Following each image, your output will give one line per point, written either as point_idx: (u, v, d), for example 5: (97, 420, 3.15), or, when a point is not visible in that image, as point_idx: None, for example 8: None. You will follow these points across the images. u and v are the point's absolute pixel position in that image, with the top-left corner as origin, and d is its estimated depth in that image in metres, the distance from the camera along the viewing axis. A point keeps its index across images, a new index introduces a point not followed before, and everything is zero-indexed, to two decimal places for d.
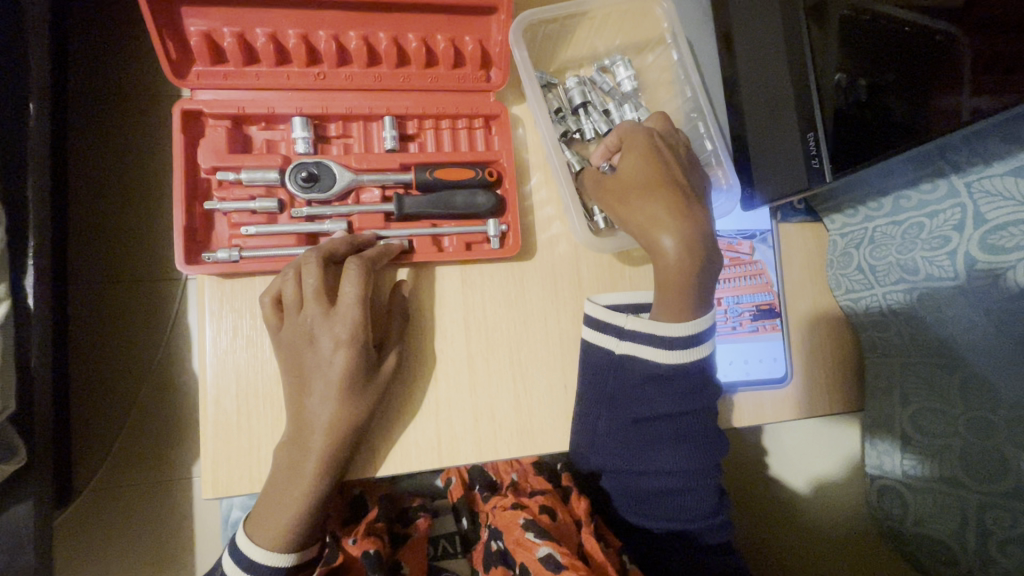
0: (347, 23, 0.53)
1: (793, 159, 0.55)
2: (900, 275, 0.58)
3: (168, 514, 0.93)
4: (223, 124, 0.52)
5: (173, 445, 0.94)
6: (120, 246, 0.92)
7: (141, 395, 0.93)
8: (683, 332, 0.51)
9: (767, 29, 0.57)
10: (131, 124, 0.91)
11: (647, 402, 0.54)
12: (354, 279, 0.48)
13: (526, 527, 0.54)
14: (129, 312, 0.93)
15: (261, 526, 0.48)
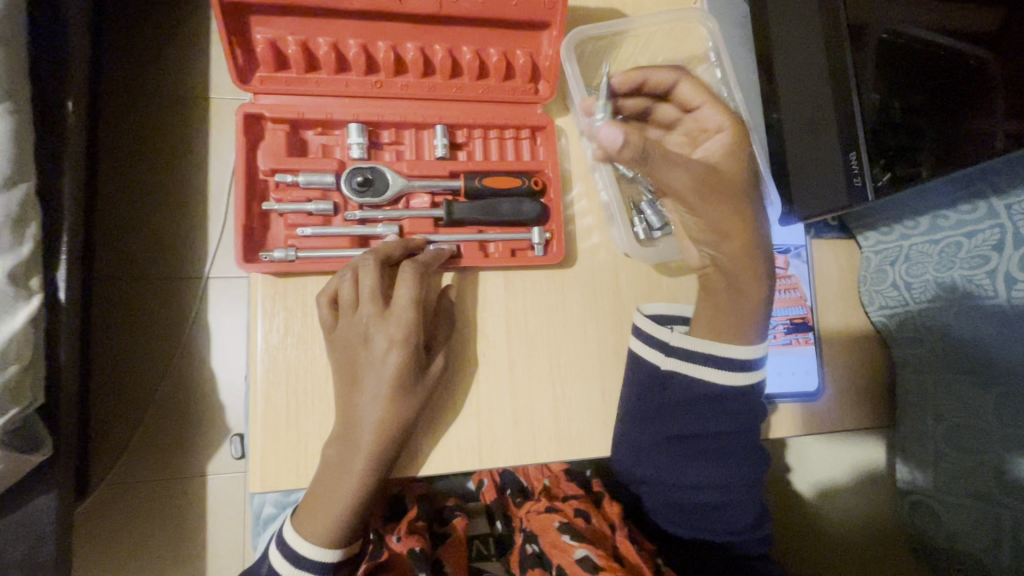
0: (405, 35, 0.55)
1: (833, 177, 0.57)
2: (937, 292, 0.59)
3: (190, 509, 0.94)
4: (282, 128, 0.54)
5: (195, 441, 0.94)
6: (152, 243, 0.94)
7: (167, 391, 0.94)
8: (741, 354, 0.53)
9: (809, 50, 0.58)
10: (171, 125, 0.94)
11: (694, 416, 0.55)
12: (411, 283, 0.50)
13: (561, 532, 0.55)
14: (159, 309, 0.94)
15: (310, 523, 0.49)
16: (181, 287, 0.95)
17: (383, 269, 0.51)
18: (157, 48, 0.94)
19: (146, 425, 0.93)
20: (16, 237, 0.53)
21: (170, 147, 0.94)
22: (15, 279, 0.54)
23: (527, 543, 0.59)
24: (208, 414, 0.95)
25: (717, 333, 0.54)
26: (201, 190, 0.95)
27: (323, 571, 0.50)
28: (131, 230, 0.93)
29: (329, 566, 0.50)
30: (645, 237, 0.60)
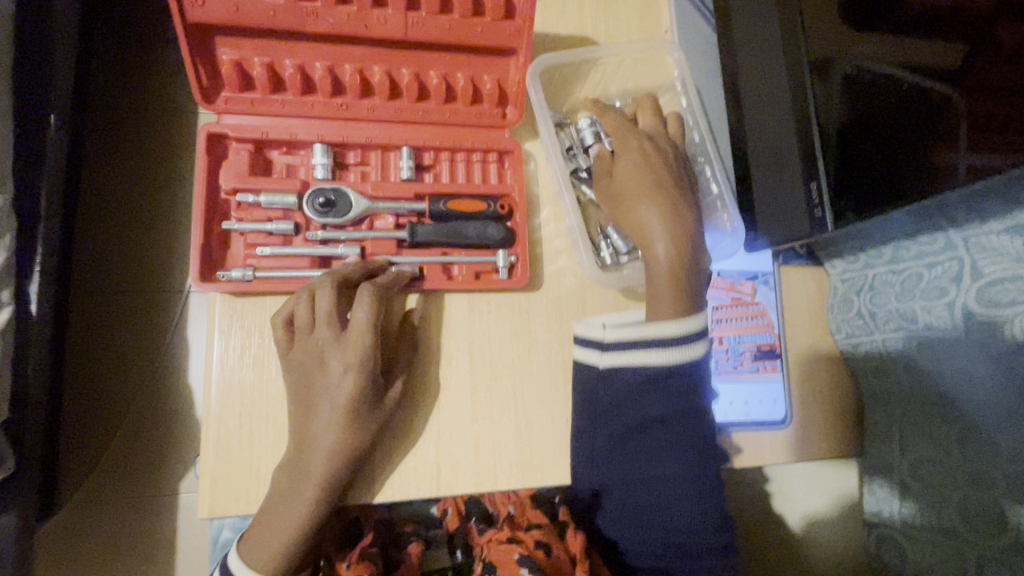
0: (372, 58, 0.55)
1: (796, 206, 0.57)
2: (900, 324, 0.59)
3: (151, 531, 0.91)
4: (246, 147, 0.54)
5: (162, 461, 0.92)
6: (125, 257, 0.93)
7: (133, 409, 0.92)
8: (673, 328, 0.51)
9: (775, 82, 0.59)
10: (155, 145, 0.94)
11: (636, 408, 0.52)
12: (362, 314, 0.48)
13: (521, 563, 0.51)
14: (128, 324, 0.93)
15: (252, 548, 0.48)
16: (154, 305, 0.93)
17: (340, 291, 0.51)
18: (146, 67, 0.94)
19: (112, 444, 0.91)
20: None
21: (154, 164, 0.93)
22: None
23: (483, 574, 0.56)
24: (177, 434, 0.93)
25: (665, 309, 0.52)
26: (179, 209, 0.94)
27: None
28: (114, 246, 0.93)
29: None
30: (612, 262, 0.60)
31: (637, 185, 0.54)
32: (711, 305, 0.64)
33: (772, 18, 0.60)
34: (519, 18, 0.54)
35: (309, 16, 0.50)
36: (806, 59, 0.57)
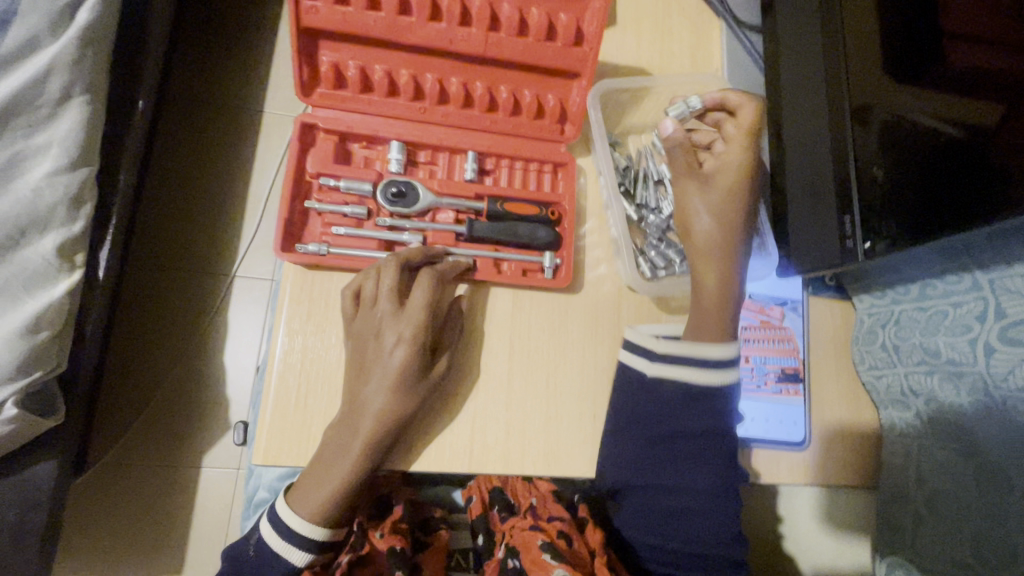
0: (452, 70, 0.62)
1: (827, 237, 0.61)
2: (922, 356, 0.61)
3: (187, 470, 1.12)
4: (332, 138, 0.61)
5: (201, 412, 1.13)
6: (197, 246, 1.19)
7: (182, 366, 1.14)
8: (720, 355, 0.57)
9: (817, 123, 0.64)
10: (226, 159, 1.21)
11: (672, 418, 0.58)
12: (419, 301, 0.53)
13: (543, 550, 0.54)
14: (187, 300, 1.17)
15: (302, 500, 0.53)
16: (209, 284, 1.18)
17: (403, 271, 0.56)
18: (235, 104, 1.23)
19: (160, 394, 1.13)
20: (72, 214, 0.64)
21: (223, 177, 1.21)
22: (62, 254, 0.64)
23: (508, 556, 0.57)
24: (211, 393, 1.14)
25: (705, 335, 0.58)
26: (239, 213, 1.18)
27: (314, 550, 0.54)
28: (185, 237, 1.18)
29: (314, 546, 0.54)
30: (651, 274, 0.64)
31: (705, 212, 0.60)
32: (741, 325, 0.67)
33: (816, 64, 0.65)
34: (586, 46, 0.60)
35: (403, 29, 0.57)
36: (847, 101, 0.61)
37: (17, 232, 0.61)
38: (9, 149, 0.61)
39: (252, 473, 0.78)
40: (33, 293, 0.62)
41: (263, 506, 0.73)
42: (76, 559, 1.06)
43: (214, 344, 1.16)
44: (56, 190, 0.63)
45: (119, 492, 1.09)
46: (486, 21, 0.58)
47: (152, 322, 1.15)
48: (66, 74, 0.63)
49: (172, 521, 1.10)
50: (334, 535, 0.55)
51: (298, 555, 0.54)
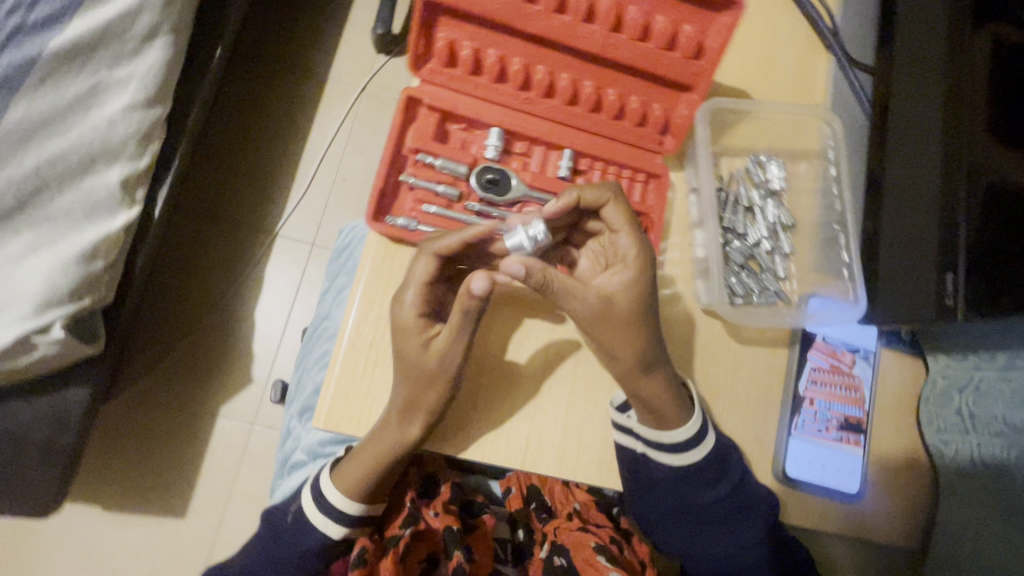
0: (564, 65, 0.61)
1: (923, 294, 0.58)
2: (1002, 428, 0.61)
3: (199, 421, 1.12)
4: (435, 115, 0.60)
5: (223, 365, 1.14)
6: (246, 201, 1.20)
7: (211, 317, 1.15)
8: (689, 435, 0.59)
9: (924, 174, 0.62)
10: (285, 119, 1.23)
11: (681, 493, 0.62)
12: (475, 289, 0.51)
13: (597, 551, 0.56)
14: (224, 253, 1.18)
15: (345, 474, 0.57)
16: (251, 239, 1.19)
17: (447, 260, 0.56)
18: (299, 65, 1.25)
19: (187, 341, 1.14)
20: (139, 149, 0.70)
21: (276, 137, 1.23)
22: (125, 187, 0.70)
23: (554, 554, 0.58)
24: (234, 348, 1.15)
25: (669, 431, 0.59)
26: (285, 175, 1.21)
27: (350, 525, 0.57)
28: (232, 191, 1.20)
29: (350, 521, 0.57)
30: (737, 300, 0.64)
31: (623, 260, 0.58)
32: (809, 366, 0.65)
33: (931, 108, 0.63)
34: (705, 60, 0.58)
35: (525, 16, 0.57)
36: (943, 155, 0.60)
37: (88, 159, 0.66)
38: (89, 79, 0.66)
39: (291, 433, 0.78)
40: (93, 221, 0.67)
41: (297, 469, 0.72)
42: (93, 484, 1.07)
43: (242, 299, 1.16)
44: (128, 125, 0.69)
45: (145, 426, 1.11)
46: (610, 22, 0.57)
47: (196, 267, 1.16)
48: (156, 14, 0.69)
49: (187, 465, 1.10)
50: (369, 512, 0.57)
51: (335, 528, 0.56)
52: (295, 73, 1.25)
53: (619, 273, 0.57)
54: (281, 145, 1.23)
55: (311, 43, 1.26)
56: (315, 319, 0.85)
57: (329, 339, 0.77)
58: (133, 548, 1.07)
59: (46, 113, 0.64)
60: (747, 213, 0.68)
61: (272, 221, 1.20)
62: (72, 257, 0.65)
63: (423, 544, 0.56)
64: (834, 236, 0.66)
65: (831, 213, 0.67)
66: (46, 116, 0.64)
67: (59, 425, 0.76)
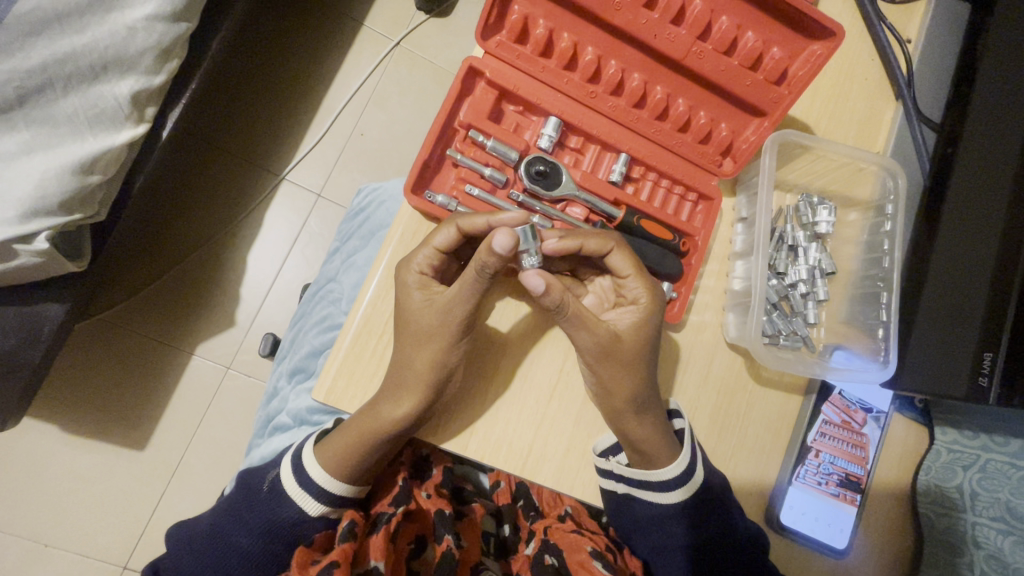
0: (638, 65, 0.58)
1: (956, 370, 0.58)
2: (1002, 514, 0.61)
3: (173, 357, 1.07)
4: (493, 92, 0.56)
5: (206, 303, 1.09)
6: (259, 138, 1.14)
7: (202, 250, 1.10)
8: (674, 473, 0.55)
9: (978, 247, 0.61)
10: (315, 60, 1.17)
11: (672, 538, 0.57)
12: (500, 245, 0.47)
13: (593, 556, 0.53)
14: (226, 188, 1.12)
15: (334, 451, 0.51)
16: (256, 178, 1.13)
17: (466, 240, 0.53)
18: (339, 7, 1.18)
19: (173, 272, 1.09)
20: (157, 65, 0.65)
21: (301, 77, 1.16)
22: (135, 102, 0.64)
23: (544, 552, 0.55)
24: (221, 287, 1.10)
25: (655, 459, 0.55)
26: (301, 117, 1.16)
27: (333, 505, 0.51)
28: (245, 124, 1.14)
29: (333, 501, 0.51)
30: (769, 337, 0.62)
31: (631, 289, 0.55)
32: (821, 418, 0.64)
33: (1003, 178, 0.61)
34: (786, 89, 0.56)
35: (612, 6, 0.53)
36: (999, 228, 0.60)
37: (100, 66, 0.60)
38: None
39: (277, 393, 0.74)
40: (96, 132, 0.62)
41: (277, 432, 0.69)
42: (54, 402, 1.02)
43: (236, 238, 1.11)
44: (149, 37, 0.63)
45: (118, 352, 1.06)
46: (698, 30, 0.55)
47: (195, 197, 1.11)
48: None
49: (157, 399, 1.06)
50: (354, 493, 0.52)
51: (313, 504, 0.51)
52: (332, 13, 1.18)
53: (625, 315, 0.55)
54: (304, 86, 1.16)
55: None
56: (319, 278, 0.81)
57: (333, 303, 0.74)
58: (84, 473, 1.02)
59: (62, 6, 0.58)
60: (789, 253, 0.66)
61: (282, 163, 1.14)
62: (67, 166, 0.60)
63: (413, 524, 0.54)
64: (875, 292, 0.64)
65: (875, 267, 0.65)
66: (63, 9, 0.58)
67: (29, 338, 0.72)
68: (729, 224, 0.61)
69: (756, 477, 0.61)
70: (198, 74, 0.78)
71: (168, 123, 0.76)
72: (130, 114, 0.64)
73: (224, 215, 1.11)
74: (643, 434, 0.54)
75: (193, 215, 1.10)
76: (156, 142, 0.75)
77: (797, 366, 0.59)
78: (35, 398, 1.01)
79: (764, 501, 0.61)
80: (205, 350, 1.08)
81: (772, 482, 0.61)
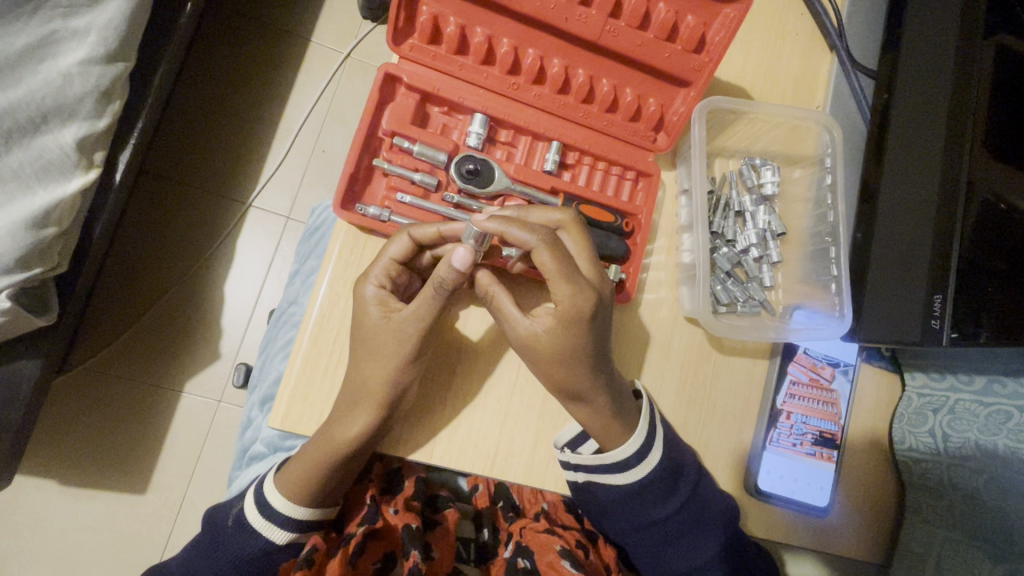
0: (557, 50, 0.58)
1: (911, 316, 0.58)
2: (973, 452, 0.61)
3: (160, 397, 1.07)
4: (414, 96, 0.55)
5: (188, 339, 1.09)
6: (216, 167, 1.13)
7: (173, 288, 1.09)
8: (629, 449, 0.55)
9: (922, 190, 0.61)
10: (260, 81, 1.16)
11: (649, 515, 0.57)
12: (458, 262, 0.49)
13: (562, 555, 0.55)
14: (188, 222, 1.11)
15: (292, 476, 0.51)
16: (219, 208, 1.12)
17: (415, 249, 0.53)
18: (278, 26, 1.17)
19: (148, 314, 1.08)
20: (98, 108, 0.65)
21: (249, 101, 1.15)
22: (81, 148, 0.64)
23: (518, 555, 0.57)
24: (201, 322, 1.10)
25: (607, 440, 0.55)
26: (253, 141, 1.15)
27: (298, 530, 0.52)
28: (198, 156, 1.13)
29: (296, 526, 0.52)
30: (725, 306, 0.62)
31: (560, 289, 0.50)
32: (789, 379, 0.63)
33: (938, 118, 0.61)
34: (706, 55, 0.56)
35: None
36: (938, 169, 0.60)
37: (39, 116, 0.61)
38: (44, 27, 0.61)
39: (252, 422, 0.74)
40: (46, 183, 0.62)
41: (255, 462, 0.69)
42: (44, 459, 1.02)
43: (209, 271, 1.11)
44: (86, 82, 0.63)
45: (102, 401, 1.05)
46: (609, 7, 0.54)
47: (159, 236, 1.10)
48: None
49: (148, 442, 1.06)
50: (321, 516, 0.53)
51: (279, 534, 0.51)
52: (271, 33, 1.17)
53: (542, 318, 0.51)
54: (253, 109, 1.15)
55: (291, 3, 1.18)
56: (282, 302, 0.80)
57: (294, 326, 0.73)
58: (88, 525, 1.02)
59: None
60: (737, 219, 0.66)
61: (241, 190, 1.13)
62: (19, 222, 0.60)
63: (380, 542, 0.54)
64: (825, 247, 0.64)
65: (823, 223, 0.65)
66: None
67: (6, 399, 0.72)
68: (677, 206, 0.62)
69: (729, 446, 0.61)
70: (143, 114, 0.78)
71: (118, 168, 0.76)
72: (78, 162, 0.64)
73: (190, 249, 1.11)
74: (605, 420, 0.54)
75: (157, 252, 1.09)
76: (111, 188, 0.76)
77: (752, 334, 0.59)
78: (24, 458, 1.01)
79: (739, 469, 0.61)
80: (191, 387, 1.08)
81: (746, 448, 0.61)
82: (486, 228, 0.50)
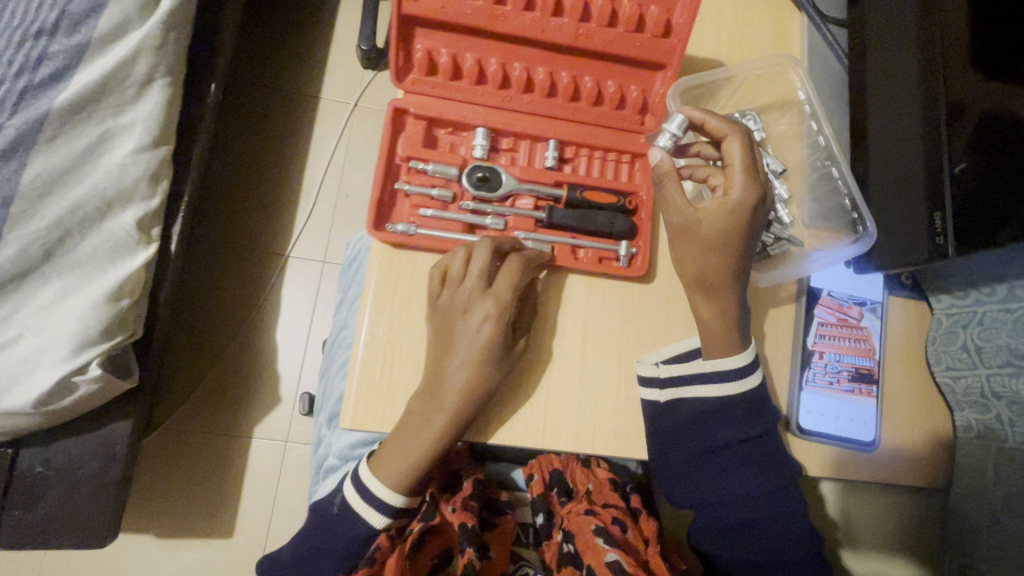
0: (539, 59, 0.64)
1: (917, 239, 0.61)
2: (1008, 358, 0.64)
3: (233, 441, 1.16)
4: (422, 122, 0.63)
5: (249, 385, 1.18)
6: (254, 225, 1.24)
7: (227, 341, 1.19)
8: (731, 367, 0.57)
9: (904, 123, 0.65)
10: (283, 141, 1.27)
11: (710, 477, 0.60)
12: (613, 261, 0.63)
13: (596, 534, 0.59)
14: (238, 278, 1.22)
15: (383, 468, 0.57)
16: (263, 261, 1.23)
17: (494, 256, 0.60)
18: (293, 88, 1.29)
19: (214, 366, 1.19)
20: (150, 189, 0.75)
21: (275, 159, 1.26)
22: (140, 226, 0.74)
23: (563, 541, 0.61)
24: (261, 367, 1.19)
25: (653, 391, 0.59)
26: (285, 195, 1.26)
27: (394, 516, 0.58)
28: (237, 217, 1.24)
29: (392, 511, 0.58)
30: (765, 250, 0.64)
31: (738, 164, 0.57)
32: (817, 321, 0.66)
33: (913, 58, 0.65)
34: (675, 37, 0.61)
35: (497, 18, 0.60)
36: (921, 101, 0.64)
37: (106, 205, 0.71)
38: (102, 127, 0.72)
39: (322, 440, 0.81)
40: (116, 262, 0.72)
41: (329, 475, 0.76)
42: (143, 510, 1.13)
43: (261, 319, 1.21)
44: (138, 168, 0.73)
45: (182, 452, 1.15)
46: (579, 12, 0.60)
47: (211, 295, 1.21)
48: (152, 58, 0.73)
49: (229, 484, 1.15)
50: (409, 504, 0.58)
51: (379, 518, 0.57)
52: (286, 96, 1.29)
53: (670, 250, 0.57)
54: (280, 167, 1.27)
55: (301, 67, 1.30)
56: (332, 330, 0.88)
57: (347, 347, 0.80)
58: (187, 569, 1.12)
59: (62, 165, 0.69)
60: None
61: (279, 241, 1.24)
62: (100, 297, 0.70)
63: (440, 537, 0.62)
64: (825, 171, 0.67)
65: (816, 151, 0.67)
66: (62, 169, 0.69)
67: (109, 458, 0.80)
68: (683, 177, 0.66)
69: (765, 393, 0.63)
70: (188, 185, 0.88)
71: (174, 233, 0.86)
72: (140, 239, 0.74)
73: (242, 303, 1.21)
74: None
75: (213, 310, 1.20)
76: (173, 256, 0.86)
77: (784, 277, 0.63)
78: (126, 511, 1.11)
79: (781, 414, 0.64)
80: (261, 428, 1.17)
81: (785, 393, 0.63)
82: (692, 114, 0.60)
